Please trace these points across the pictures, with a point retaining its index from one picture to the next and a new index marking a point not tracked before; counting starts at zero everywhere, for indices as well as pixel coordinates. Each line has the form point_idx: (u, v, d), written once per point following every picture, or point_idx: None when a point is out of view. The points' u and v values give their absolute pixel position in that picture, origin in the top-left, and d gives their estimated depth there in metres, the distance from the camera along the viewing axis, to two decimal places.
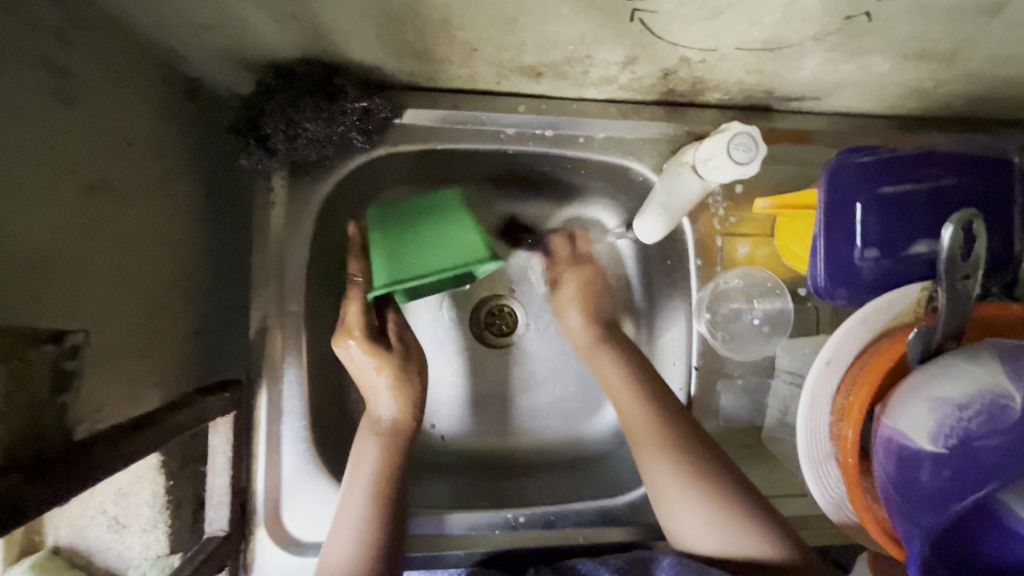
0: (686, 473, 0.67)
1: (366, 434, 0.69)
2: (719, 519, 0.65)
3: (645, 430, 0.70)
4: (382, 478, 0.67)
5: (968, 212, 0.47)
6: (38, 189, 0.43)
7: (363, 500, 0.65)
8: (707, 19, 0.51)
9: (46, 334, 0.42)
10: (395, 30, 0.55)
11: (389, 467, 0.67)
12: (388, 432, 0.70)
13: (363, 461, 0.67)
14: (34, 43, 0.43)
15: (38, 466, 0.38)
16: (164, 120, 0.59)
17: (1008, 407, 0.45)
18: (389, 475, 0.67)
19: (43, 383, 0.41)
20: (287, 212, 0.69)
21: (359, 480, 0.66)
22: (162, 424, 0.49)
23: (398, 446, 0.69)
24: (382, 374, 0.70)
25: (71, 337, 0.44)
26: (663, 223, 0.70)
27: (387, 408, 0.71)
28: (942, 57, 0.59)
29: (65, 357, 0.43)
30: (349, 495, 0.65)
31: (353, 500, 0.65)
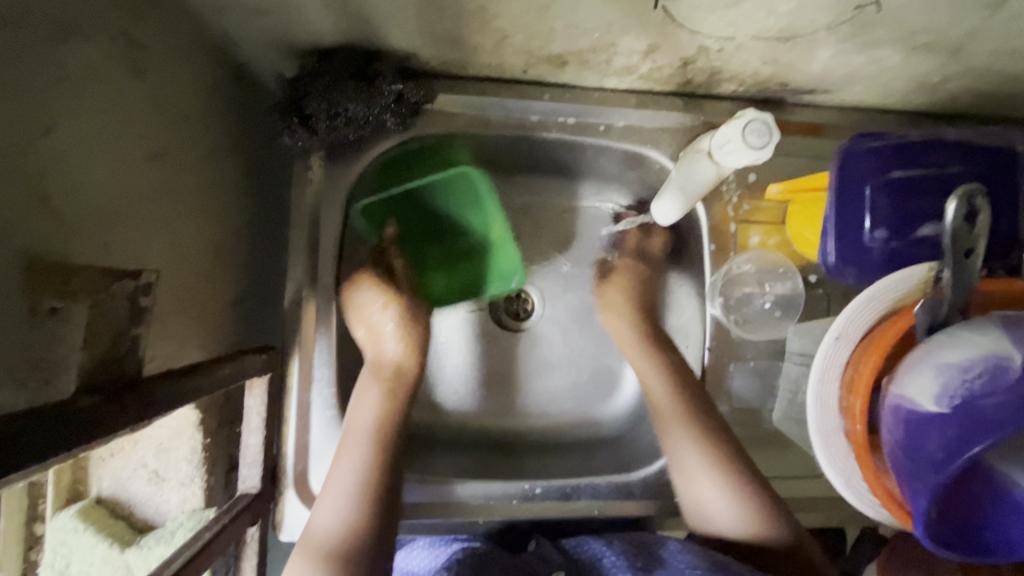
0: (706, 452, 0.72)
1: (371, 373, 0.74)
2: (733, 496, 0.70)
3: (668, 406, 0.76)
4: (386, 422, 0.70)
5: (972, 185, 0.50)
6: (112, 148, 0.47)
7: (366, 442, 0.67)
8: (727, 8, 0.55)
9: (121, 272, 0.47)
10: (436, 16, 0.59)
11: (393, 412, 0.71)
12: (393, 373, 0.74)
13: (364, 413, 0.70)
14: (118, 16, 0.47)
15: (116, 388, 0.43)
16: (217, 96, 0.63)
17: (1009, 367, 0.47)
18: (391, 420, 0.70)
19: (119, 314, 0.45)
20: (323, 189, 0.73)
21: (363, 421, 0.69)
22: (211, 374, 0.53)
23: (402, 391, 0.73)
24: (388, 308, 0.77)
25: (141, 277, 0.50)
26: (680, 205, 0.72)
27: (392, 351, 0.76)
28: (949, 51, 0.62)
29: (139, 293, 0.48)
30: (353, 435, 0.68)
31: (358, 439, 0.68)
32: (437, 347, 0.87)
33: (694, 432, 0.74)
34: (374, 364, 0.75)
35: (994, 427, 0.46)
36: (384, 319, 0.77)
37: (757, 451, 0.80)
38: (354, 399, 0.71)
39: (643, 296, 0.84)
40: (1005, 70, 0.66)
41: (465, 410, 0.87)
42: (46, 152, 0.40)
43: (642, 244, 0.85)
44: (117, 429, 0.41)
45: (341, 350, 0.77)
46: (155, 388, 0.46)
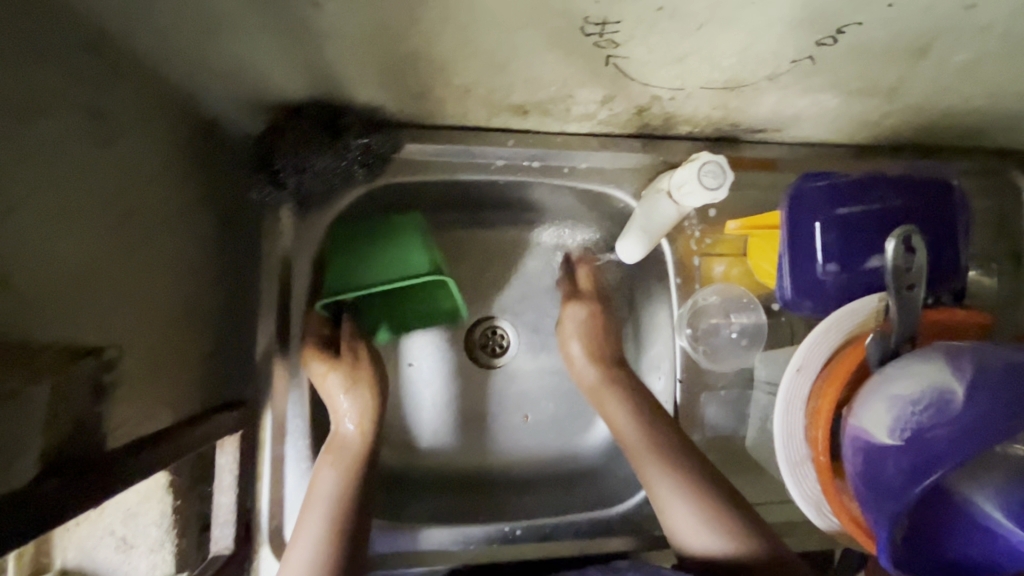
0: (665, 463, 0.70)
1: (329, 453, 0.70)
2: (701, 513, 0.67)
3: (643, 452, 0.72)
4: (341, 494, 0.66)
5: (908, 227, 0.53)
6: (80, 219, 0.47)
7: (322, 515, 0.65)
8: (675, 63, 0.57)
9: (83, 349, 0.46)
10: (398, 75, 0.61)
11: (348, 483, 0.67)
12: (349, 447, 0.70)
13: (320, 485, 0.67)
14: (82, 90, 0.48)
15: (78, 470, 0.43)
16: (186, 154, 0.63)
17: (952, 400, 0.50)
18: (348, 489, 0.67)
19: (79, 395, 0.44)
20: (293, 240, 0.74)
21: (318, 496, 0.66)
22: (177, 442, 0.54)
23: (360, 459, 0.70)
24: (336, 381, 0.72)
25: (107, 352, 0.49)
26: (643, 244, 0.75)
27: (351, 424, 0.72)
28: (884, 95, 0.66)
29: (101, 369, 0.47)
30: (311, 507, 0.66)
31: (315, 517, 0.65)
32: (411, 386, 0.87)
33: (644, 445, 0.72)
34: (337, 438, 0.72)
35: (936, 459, 0.49)
36: (341, 400, 0.72)
37: (734, 479, 0.81)
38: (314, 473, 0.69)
39: (591, 339, 0.82)
40: (936, 109, 0.71)
41: (444, 451, 0.87)
42: (11, 233, 0.41)
43: (575, 289, 0.86)
44: (69, 514, 0.41)
45: (316, 398, 0.77)
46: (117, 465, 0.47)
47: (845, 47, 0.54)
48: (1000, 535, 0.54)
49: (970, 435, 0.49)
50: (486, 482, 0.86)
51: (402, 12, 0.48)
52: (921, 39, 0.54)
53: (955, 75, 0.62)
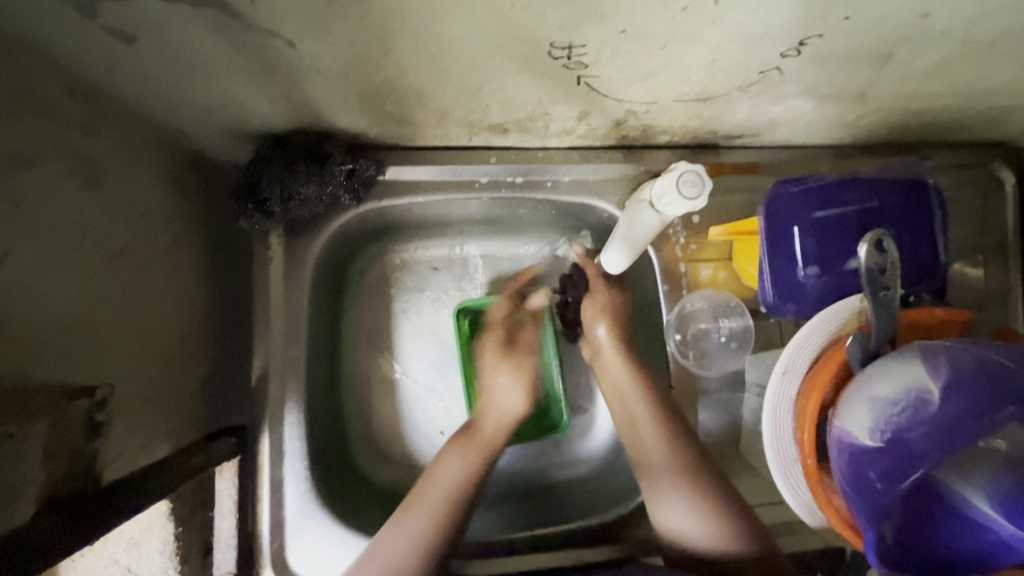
0: (677, 468, 0.74)
1: (460, 442, 0.79)
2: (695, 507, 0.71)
3: (663, 460, 0.75)
4: (458, 490, 0.74)
5: (878, 231, 0.54)
6: (70, 258, 0.49)
7: (444, 497, 0.72)
8: (644, 80, 0.59)
9: (76, 391, 0.47)
10: (376, 103, 0.62)
11: (466, 482, 0.75)
12: (479, 446, 0.78)
13: (451, 465, 0.75)
14: (70, 135, 0.49)
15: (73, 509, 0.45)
16: (174, 186, 0.65)
17: (927, 401, 0.51)
18: (466, 487, 0.74)
19: (74, 430, 0.46)
20: (284, 265, 0.75)
21: (436, 489, 0.73)
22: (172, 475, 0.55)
23: (489, 460, 0.78)
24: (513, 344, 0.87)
25: (99, 392, 0.50)
26: (625, 254, 0.77)
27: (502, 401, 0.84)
28: (856, 98, 0.67)
29: (94, 410, 0.49)
30: (434, 487, 0.73)
31: (423, 508, 0.71)
32: (410, 403, 0.89)
33: (661, 449, 0.75)
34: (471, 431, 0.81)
35: (917, 460, 0.50)
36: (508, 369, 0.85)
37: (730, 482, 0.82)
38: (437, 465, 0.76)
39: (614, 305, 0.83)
40: (910, 108, 0.72)
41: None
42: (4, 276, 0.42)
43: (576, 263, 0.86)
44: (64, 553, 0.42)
45: (314, 419, 0.79)
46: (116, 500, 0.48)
47: (809, 57, 0.55)
48: (990, 528, 0.47)
49: (946, 434, 0.50)
50: (515, 491, 0.89)
51: (374, 48, 0.50)
52: (882, 47, 0.55)
53: (923, 77, 0.62)
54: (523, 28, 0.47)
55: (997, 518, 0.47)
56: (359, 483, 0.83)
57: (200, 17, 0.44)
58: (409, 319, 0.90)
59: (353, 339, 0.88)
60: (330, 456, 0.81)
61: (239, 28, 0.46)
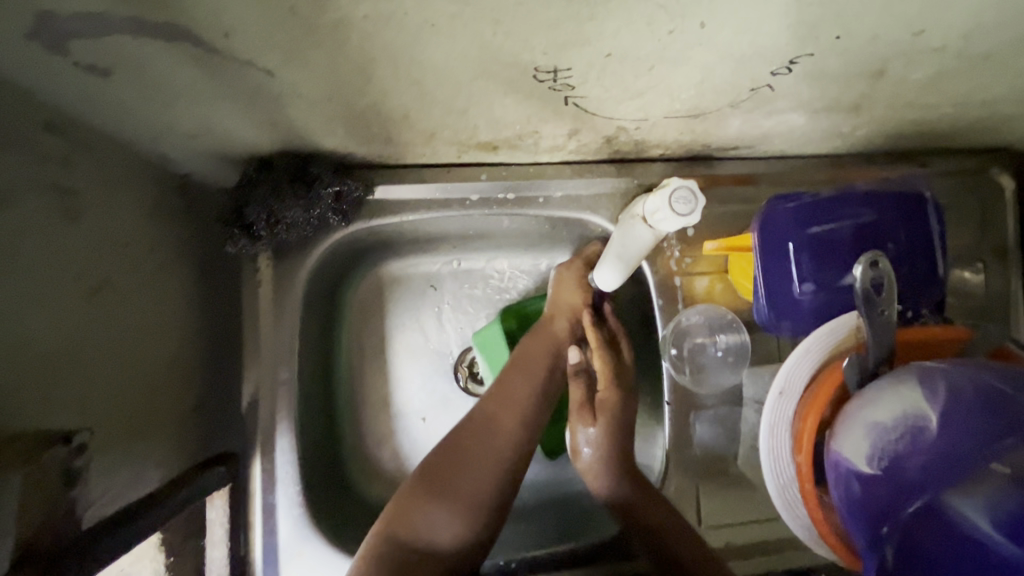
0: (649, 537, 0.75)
1: (524, 366, 0.78)
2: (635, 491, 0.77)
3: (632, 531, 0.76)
4: (529, 413, 0.75)
5: (873, 253, 0.55)
6: (50, 297, 0.48)
7: (522, 424, 0.74)
8: (633, 99, 0.57)
9: (52, 437, 0.46)
10: (362, 125, 0.61)
11: (534, 407, 0.76)
12: (546, 369, 0.79)
13: (520, 391, 0.76)
14: (45, 171, 0.48)
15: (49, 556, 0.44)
16: (157, 211, 0.64)
17: (926, 428, 0.49)
18: (534, 409, 0.76)
19: (50, 481, 0.45)
20: (273, 288, 0.74)
21: (506, 412, 0.74)
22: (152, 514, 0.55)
23: (552, 382, 0.79)
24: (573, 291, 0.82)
25: (75, 438, 0.48)
26: (618, 272, 0.76)
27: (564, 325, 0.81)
28: (850, 110, 0.66)
29: (70, 457, 0.47)
30: (506, 412, 0.74)
31: (496, 434, 0.73)
32: (404, 420, 0.88)
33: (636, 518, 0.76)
34: (543, 331, 0.82)
35: (915, 491, 0.48)
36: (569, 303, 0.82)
37: (728, 497, 0.81)
38: (501, 389, 0.76)
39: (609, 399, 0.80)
40: (906, 119, 0.70)
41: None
42: None
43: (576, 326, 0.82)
44: None
45: (307, 442, 0.78)
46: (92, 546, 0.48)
47: (801, 75, 0.54)
48: (990, 550, 0.44)
49: (945, 462, 0.48)
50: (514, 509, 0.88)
51: (356, 76, 0.49)
52: (875, 62, 0.53)
53: (917, 90, 0.61)
54: (507, 54, 0.46)
55: (998, 537, 0.44)
56: (354, 503, 0.83)
57: (175, 51, 0.43)
58: (402, 335, 0.90)
59: (346, 358, 0.87)
60: (323, 477, 0.80)
61: (215, 60, 0.45)
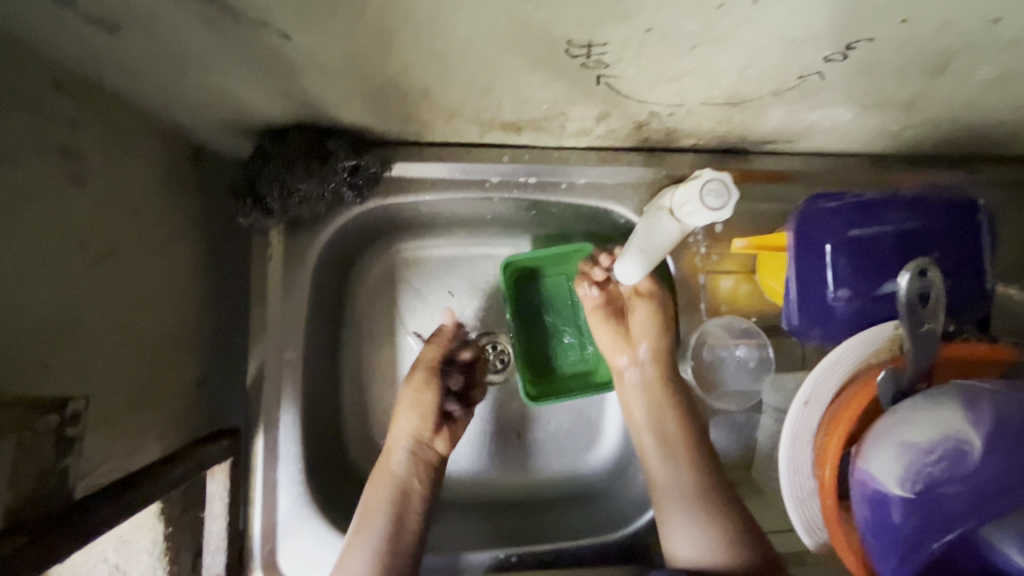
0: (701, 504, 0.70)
1: (373, 480, 0.72)
2: (699, 525, 0.69)
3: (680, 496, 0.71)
4: (393, 529, 0.68)
5: (923, 259, 0.50)
6: (49, 262, 0.46)
7: (381, 536, 0.67)
8: (670, 82, 0.54)
9: (47, 404, 0.43)
10: (380, 99, 0.58)
11: (405, 515, 0.70)
12: (390, 504, 0.69)
13: (375, 505, 0.69)
14: (52, 130, 0.47)
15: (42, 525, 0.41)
16: (167, 178, 0.62)
17: (967, 453, 0.46)
18: (397, 529, 0.68)
19: (42, 452, 0.42)
20: (282, 263, 0.73)
21: (361, 541, 0.67)
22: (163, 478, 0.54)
23: (404, 521, 0.69)
24: (405, 416, 0.74)
25: (71, 406, 0.45)
26: (641, 264, 0.72)
27: (402, 456, 0.73)
28: (904, 107, 0.61)
29: (64, 425, 0.44)
30: (368, 520, 0.69)
31: (373, 529, 0.68)
32: None
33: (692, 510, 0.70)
34: (378, 471, 0.73)
35: (953, 519, 0.47)
36: (404, 421, 0.74)
37: None
38: (369, 498, 0.70)
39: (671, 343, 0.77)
40: (965, 120, 0.65)
41: (479, 474, 0.87)
42: None
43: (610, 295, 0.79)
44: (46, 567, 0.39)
45: (312, 420, 0.77)
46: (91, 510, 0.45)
47: (856, 64, 0.50)
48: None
49: (984, 494, 0.46)
50: (515, 502, 0.86)
51: (374, 45, 0.46)
52: (939, 54, 0.48)
53: (981, 88, 0.56)
54: (538, 26, 0.43)
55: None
56: (354, 485, 0.82)
57: (186, 7, 0.41)
58: (413, 318, 0.88)
59: (355, 338, 0.86)
60: (326, 457, 0.79)
61: (226, 20, 0.42)
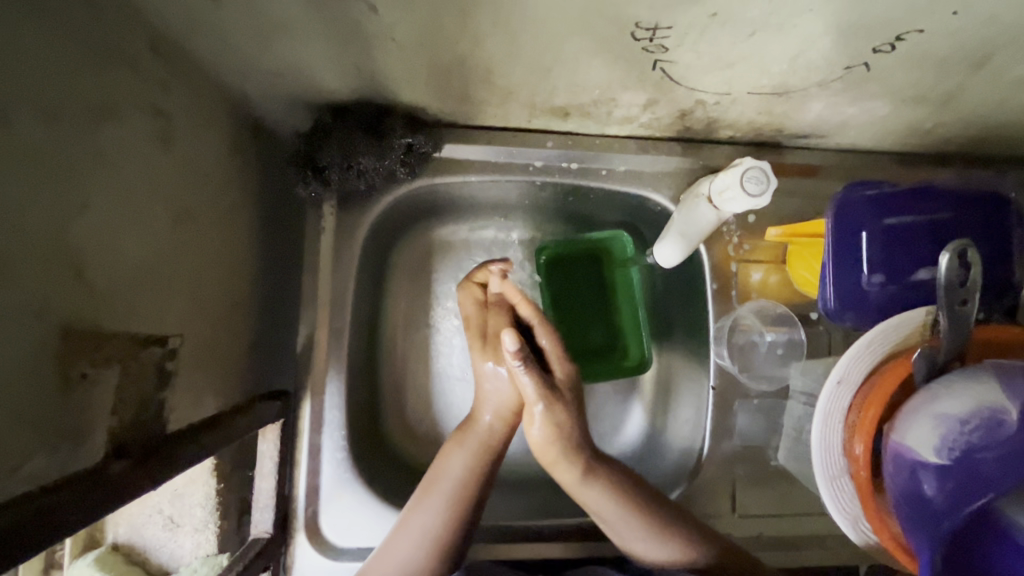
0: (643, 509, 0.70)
1: (459, 436, 0.74)
2: (659, 539, 0.69)
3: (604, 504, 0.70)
4: (467, 489, 0.70)
5: (963, 241, 0.52)
6: (141, 214, 0.50)
7: (453, 494, 0.69)
8: (723, 69, 0.57)
9: (148, 340, 0.50)
10: (444, 78, 0.61)
11: (481, 475, 0.71)
12: (469, 467, 0.71)
13: (452, 466, 0.71)
14: (146, 91, 0.50)
15: (143, 452, 0.47)
16: (233, 147, 0.65)
17: (1005, 422, 0.48)
18: (471, 490, 0.70)
19: (142, 379, 0.49)
20: (334, 236, 0.76)
21: (434, 500, 0.69)
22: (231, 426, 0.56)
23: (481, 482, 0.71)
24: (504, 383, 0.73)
25: (170, 341, 0.53)
26: (681, 249, 0.75)
27: (488, 417, 0.74)
28: (941, 102, 0.64)
29: (163, 358, 0.52)
30: (441, 481, 0.70)
31: (452, 486, 0.70)
32: (443, 382, 0.89)
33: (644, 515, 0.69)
34: (465, 429, 0.75)
35: (985, 484, 0.48)
36: (492, 386, 0.74)
37: (763, 490, 0.80)
38: (443, 461, 0.72)
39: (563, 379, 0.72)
40: (997, 118, 0.68)
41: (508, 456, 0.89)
42: (84, 226, 0.43)
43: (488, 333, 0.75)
44: (134, 493, 0.44)
45: (354, 390, 0.80)
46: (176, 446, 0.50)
47: (903, 55, 0.53)
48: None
49: (1021, 460, 0.47)
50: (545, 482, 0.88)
51: (454, 21, 0.49)
52: (983, 46, 0.51)
53: (1016, 84, 0.59)
54: (611, 6, 0.46)
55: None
56: (389, 456, 0.84)
57: None
58: (448, 298, 0.90)
59: (393, 316, 0.88)
60: (365, 427, 0.81)
61: None
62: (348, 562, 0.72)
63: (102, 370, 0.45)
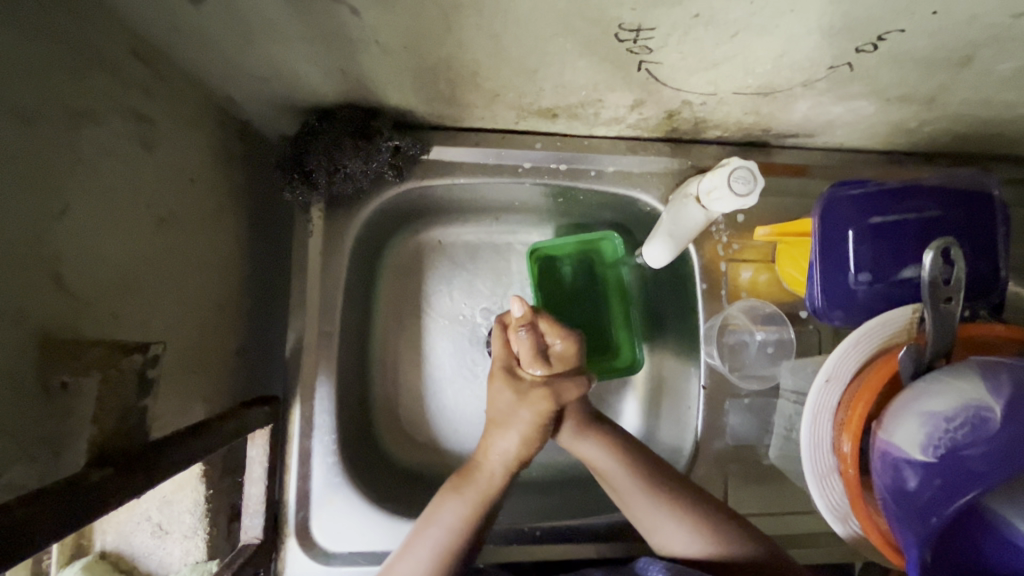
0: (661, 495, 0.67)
1: (458, 481, 0.68)
2: (675, 520, 0.66)
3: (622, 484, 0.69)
4: (463, 532, 0.65)
5: (947, 239, 0.53)
6: (122, 219, 0.49)
7: (448, 537, 0.64)
8: (708, 69, 0.57)
9: (131, 346, 0.49)
10: (429, 80, 0.61)
11: (479, 516, 0.66)
12: (469, 510, 0.66)
13: (449, 511, 0.65)
14: (127, 95, 0.49)
15: (126, 460, 0.46)
16: (218, 150, 0.64)
17: (989, 419, 0.49)
18: (469, 533, 0.65)
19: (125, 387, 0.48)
20: (323, 240, 0.75)
21: (427, 540, 0.64)
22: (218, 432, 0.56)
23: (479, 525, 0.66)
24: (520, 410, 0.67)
25: (152, 348, 0.52)
26: (669, 249, 0.75)
27: (492, 459, 0.68)
28: (925, 102, 0.64)
29: (146, 365, 0.51)
30: (433, 526, 0.65)
31: (447, 527, 0.65)
32: (434, 385, 0.89)
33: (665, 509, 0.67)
34: (468, 472, 0.69)
35: (966, 480, 0.49)
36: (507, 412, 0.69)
37: (755, 488, 0.80)
38: (437, 505, 0.67)
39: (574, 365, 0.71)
40: (980, 116, 0.68)
41: None
42: (63, 232, 0.43)
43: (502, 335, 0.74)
44: (118, 501, 0.43)
45: (344, 394, 0.79)
46: (164, 451, 0.49)
47: (885, 55, 0.53)
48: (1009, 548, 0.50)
49: (1003, 457, 0.48)
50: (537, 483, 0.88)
51: (438, 24, 0.49)
52: (964, 46, 0.52)
53: (999, 83, 0.60)
54: (594, 8, 0.46)
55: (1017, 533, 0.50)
56: (380, 460, 0.84)
57: None
58: (439, 300, 0.90)
59: (383, 319, 0.88)
60: (356, 431, 0.81)
61: None
62: (340, 566, 0.72)
63: (83, 379, 0.44)
